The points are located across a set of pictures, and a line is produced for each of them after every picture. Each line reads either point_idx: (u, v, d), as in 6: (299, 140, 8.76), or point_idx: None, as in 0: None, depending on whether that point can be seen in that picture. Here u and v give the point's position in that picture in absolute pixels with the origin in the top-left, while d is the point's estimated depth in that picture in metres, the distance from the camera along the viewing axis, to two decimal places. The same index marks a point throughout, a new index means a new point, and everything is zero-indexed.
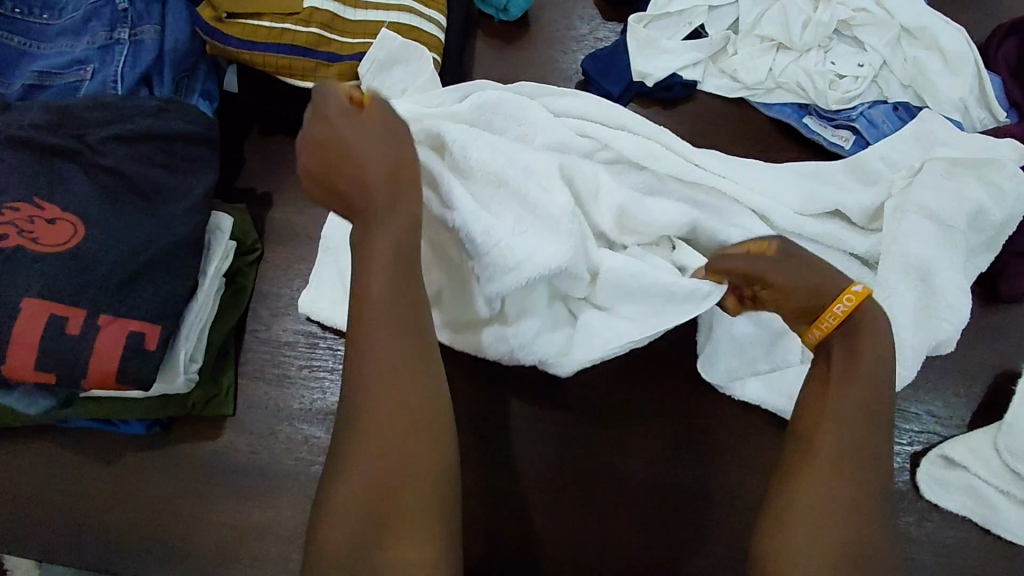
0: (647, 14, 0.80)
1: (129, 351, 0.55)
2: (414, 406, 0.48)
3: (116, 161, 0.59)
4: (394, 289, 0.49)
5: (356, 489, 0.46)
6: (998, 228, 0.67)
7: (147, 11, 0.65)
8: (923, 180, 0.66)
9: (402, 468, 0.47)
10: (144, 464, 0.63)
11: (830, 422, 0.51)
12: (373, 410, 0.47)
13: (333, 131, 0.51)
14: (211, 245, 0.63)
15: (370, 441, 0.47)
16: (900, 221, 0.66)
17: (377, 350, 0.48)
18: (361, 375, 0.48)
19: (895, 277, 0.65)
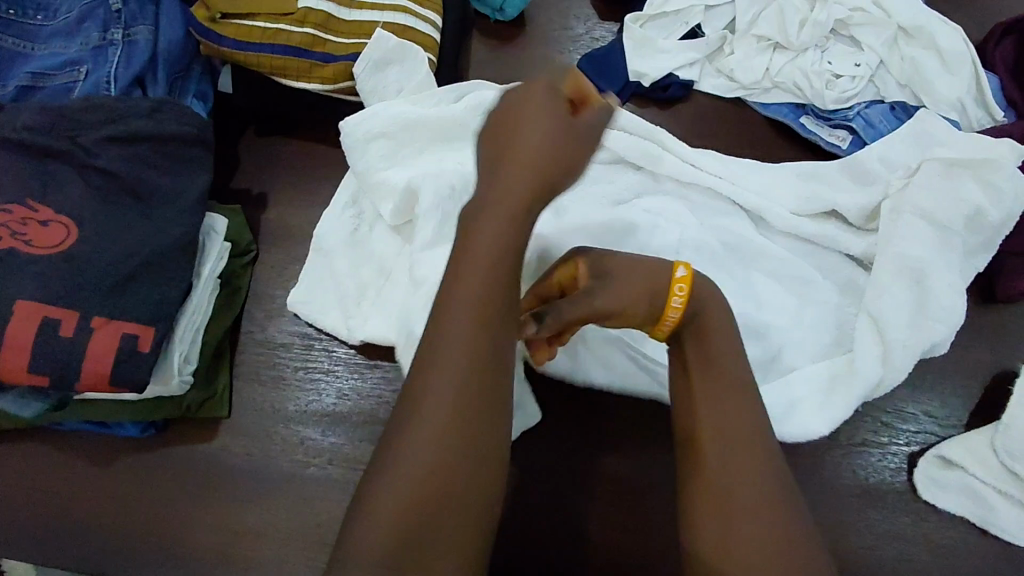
0: (643, 14, 0.80)
1: (123, 354, 0.55)
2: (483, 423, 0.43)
3: (109, 162, 0.58)
4: (490, 292, 0.44)
5: (404, 492, 0.41)
6: (995, 229, 0.66)
7: (141, 12, 0.65)
8: (919, 182, 0.66)
9: (459, 481, 0.42)
10: (140, 466, 0.62)
11: (712, 409, 0.48)
12: (443, 415, 0.42)
13: (527, 117, 0.47)
14: (205, 247, 0.63)
15: (434, 445, 0.42)
16: (897, 221, 0.66)
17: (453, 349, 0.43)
18: (438, 372, 0.43)
19: (891, 278, 0.65)
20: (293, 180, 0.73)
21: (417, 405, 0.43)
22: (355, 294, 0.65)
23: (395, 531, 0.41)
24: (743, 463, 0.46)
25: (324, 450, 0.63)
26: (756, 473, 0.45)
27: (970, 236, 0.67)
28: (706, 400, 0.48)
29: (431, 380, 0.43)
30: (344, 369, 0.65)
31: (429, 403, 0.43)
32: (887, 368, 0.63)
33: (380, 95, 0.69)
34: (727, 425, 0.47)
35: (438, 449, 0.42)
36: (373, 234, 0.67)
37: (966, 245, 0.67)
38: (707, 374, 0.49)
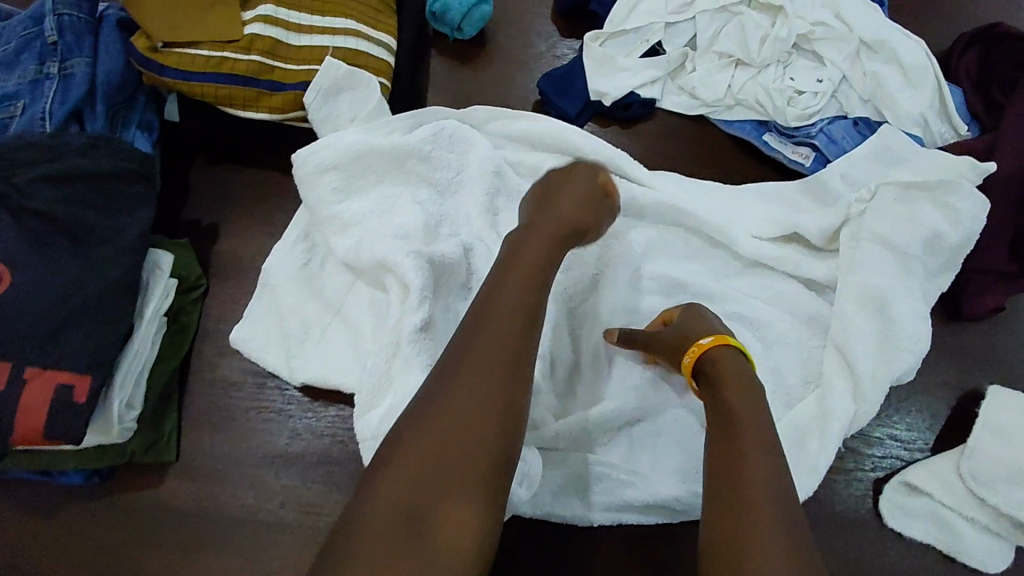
0: (602, 31, 0.78)
1: (58, 405, 0.53)
2: (512, 396, 0.44)
3: (45, 203, 0.56)
4: (530, 286, 0.49)
5: (435, 422, 0.43)
6: (956, 250, 0.66)
7: (78, 44, 0.62)
8: (877, 207, 0.66)
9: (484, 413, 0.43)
10: (86, 515, 0.60)
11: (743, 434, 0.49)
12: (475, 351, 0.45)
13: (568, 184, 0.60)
14: (149, 284, 0.61)
15: (467, 380, 0.44)
16: (854, 248, 0.66)
17: (497, 323, 0.47)
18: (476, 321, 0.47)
19: (852, 304, 0.64)
20: (245, 211, 0.71)
21: (450, 364, 0.45)
22: (310, 334, 0.64)
23: (420, 474, 0.41)
24: (768, 490, 0.45)
25: (277, 492, 0.61)
26: (769, 472, 0.46)
27: (929, 257, 0.66)
28: (735, 442, 0.48)
29: (473, 342, 0.46)
30: (297, 408, 0.64)
31: (469, 361, 0.45)
32: (848, 397, 0.63)
33: (333, 124, 0.67)
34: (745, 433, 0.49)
35: (472, 406, 0.43)
36: (326, 268, 0.66)
37: (926, 269, 0.66)
38: (739, 408, 0.51)
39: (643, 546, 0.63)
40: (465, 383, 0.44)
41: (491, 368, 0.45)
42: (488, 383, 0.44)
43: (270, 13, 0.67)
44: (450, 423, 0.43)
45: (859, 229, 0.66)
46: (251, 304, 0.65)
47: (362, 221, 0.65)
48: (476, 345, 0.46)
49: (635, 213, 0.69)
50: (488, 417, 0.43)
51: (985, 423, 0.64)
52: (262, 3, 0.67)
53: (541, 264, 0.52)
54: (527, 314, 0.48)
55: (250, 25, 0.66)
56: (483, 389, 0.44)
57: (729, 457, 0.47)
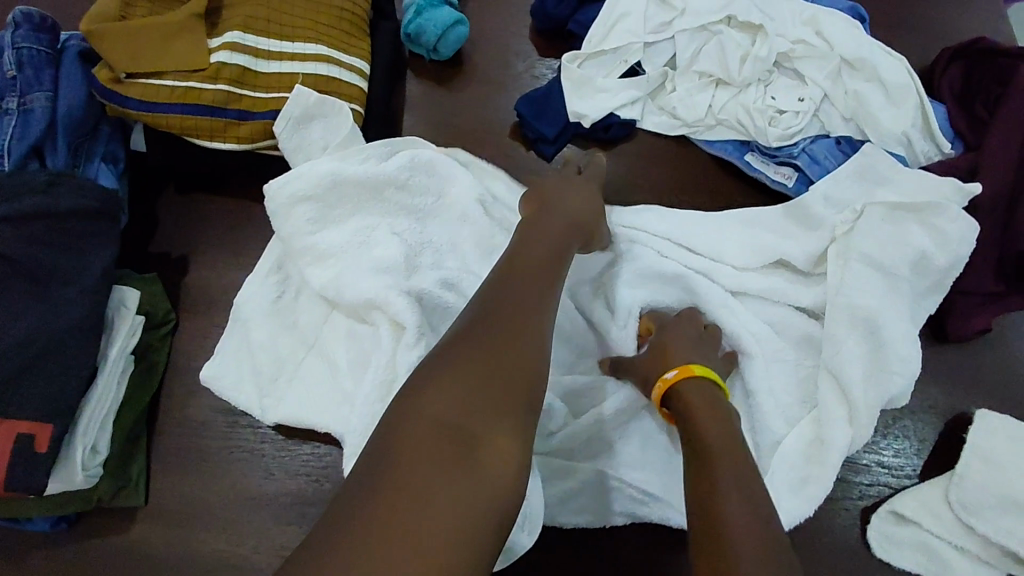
0: (580, 52, 0.77)
1: (18, 456, 0.51)
2: (533, 347, 0.45)
3: (1, 245, 0.54)
4: (542, 271, 0.52)
5: (465, 373, 0.42)
6: (943, 272, 0.65)
7: (38, 77, 0.60)
8: (866, 227, 0.64)
9: (512, 369, 0.44)
10: (52, 564, 0.58)
11: (715, 451, 0.49)
12: (501, 316, 0.46)
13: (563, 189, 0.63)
14: (114, 323, 0.59)
15: (494, 339, 0.45)
16: (842, 267, 0.64)
17: (512, 288, 0.49)
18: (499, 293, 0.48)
19: (841, 331, 0.63)
20: (218, 242, 0.69)
21: (468, 321, 0.46)
22: (283, 370, 0.62)
23: (451, 418, 0.40)
24: (739, 511, 0.44)
25: (251, 535, 0.59)
26: (743, 479, 0.46)
27: (917, 280, 0.65)
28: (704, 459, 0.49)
29: (498, 309, 0.47)
30: (271, 446, 0.62)
31: (496, 322, 0.46)
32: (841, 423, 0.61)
33: (306, 153, 0.66)
34: (716, 447, 0.49)
35: (495, 352, 0.44)
36: (300, 302, 0.64)
37: (916, 292, 0.65)
38: (708, 428, 0.51)
39: None
40: (495, 340, 0.44)
41: (513, 321, 0.46)
42: (517, 344, 0.45)
43: (238, 39, 0.65)
44: (474, 366, 0.43)
45: (850, 249, 0.64)
46: (220, 342, 0.63)
47: (339, 252, 0.62)
48: (495, 304, 0.47)
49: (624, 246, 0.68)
50: (511, 371, 0.43)
51: (973, 449, 0.63)
52: (230, 29, 0.65)
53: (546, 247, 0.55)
54: (540, 284, 0.51)
55: (217, 53, 0.64)
56: (506, 338, 0.45)
57: (701, 470, 0.48)
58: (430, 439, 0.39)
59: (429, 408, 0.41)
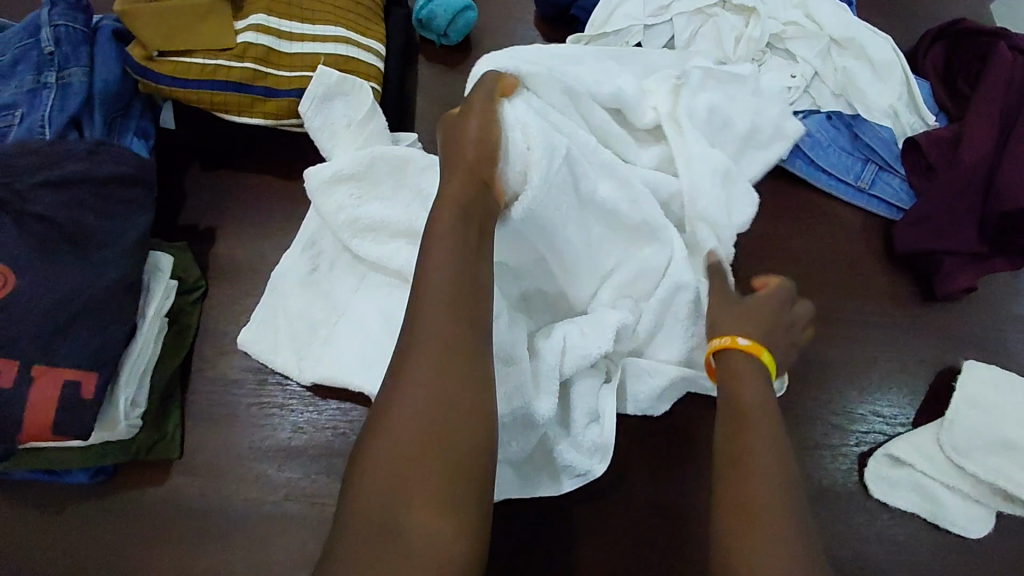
0: (584, 34, 0.81)
1: (64, 403, 0.54)
2: (455, 430, 0.44)
3: (47, 209, 0.57)
4: (457, 280, 0.48)
5: (398, 435, 0.44)
6: (715, 130, 0.71)
7: (74, 53, 0.64)
8: (693, 88, 0.71)
9: (440, 420, 0.44)
10: (92, 513, 0.61)
11: (748, 420, 0.50)
12: (421, 364, 0.46)
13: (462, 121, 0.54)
14: (150, 286, 0.63)
15: (416, 391, 0.45)
16: (692, 122, 0.70)
17: (425, 352, 0.46)
18: (417, 331, 0.47)
19: (702, 168, 0.67)
20: (241, 214, 0.72)
21: (388, 404, 0.45)
22: (310, 331, 0.65)
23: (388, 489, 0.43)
24: (768, 488, 0.46)
25: (281, 484, 0.62)
26: (774, 453, 0.48)
27: (721, 138, 0.72)
28: (739, 425, 0.50)
29: (417, 351, 0.46)
30: (299, 402, 0.65)
31: (418, 368, 0.45)
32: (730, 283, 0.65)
33: (331, 130, 0.69)
34: (750, 415, 0.51)
35: (425, 427, 0.44)
36: (332, 273, 0.68)
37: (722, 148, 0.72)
38: (748, 394, 0.52)
39: (651, 530, 0.63)
40: (418, 390, 0.45)
41: (433, 397, 0.44)
42: (442, 388, 0.45)
43: (262, 22, 0.68)
44: (394, 468, 0.43)
45: (678, 112, 0.70)
46: (256, 308, 0.67)
47: (381, 226, 0.65)
48: (409, 379, 0.45)
49: (517, 121, 0.53)
50: (441, 423, 0.44)
51: (962, 397, 0.67)
52: (255, 12, 0.69)
53: (458, 270, 0.49)
54: (457, 334, 0.47)
55: (243, 34, 0.68)
56: (432, 409, 0.44)
57: (735, 433, 0.50)
58: (369, 516, 0.42)
59: (359, 513, 0.42)
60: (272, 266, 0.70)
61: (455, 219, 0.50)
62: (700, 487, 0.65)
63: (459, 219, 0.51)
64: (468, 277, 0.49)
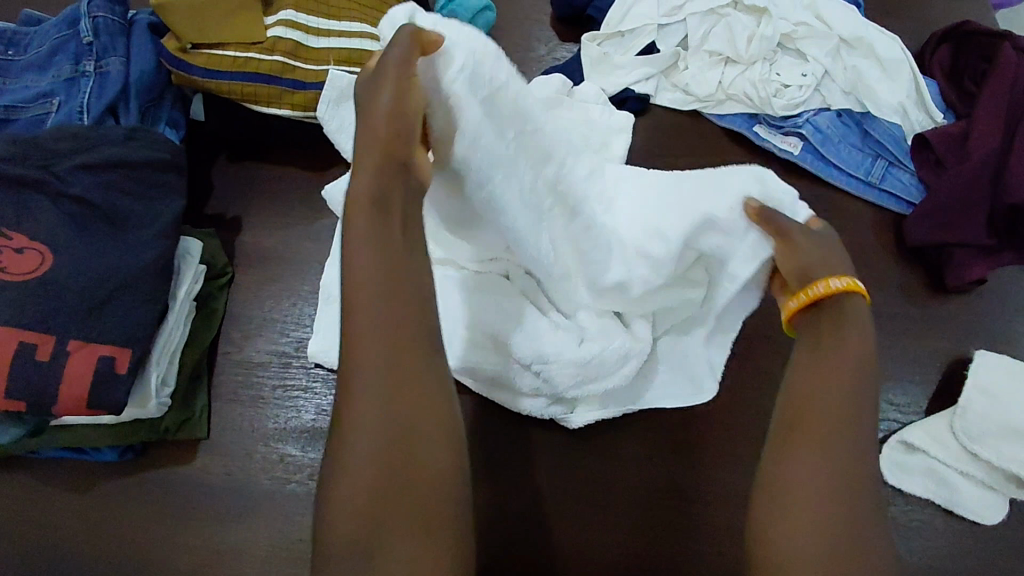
0: (600, 32, 0.83)
1: (99, 376, 0.56)
2: (427, 444, 0.44)
3: (84, 190, 0.59)
4: (393, 282, 0.45)
5: (363, 465, 0.42)
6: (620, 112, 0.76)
7: (112, 44, 0.66)
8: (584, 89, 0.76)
9: (410, 442, 0.43)
10: (118, 491, 0.62)
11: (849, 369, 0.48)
12: (372, 387, 0.43)
13: (378, 103, 0.45)
14: (181, 269, 0.65)
15: (373, 416, 0.43)
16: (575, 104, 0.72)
17: (375, 367, 0.43)
18: (360, 346, 0.44)
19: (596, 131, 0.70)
20: (266, 203, 0.74)
21: (344, 434, 0.43)
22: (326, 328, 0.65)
23: (370, 517, 0.42)
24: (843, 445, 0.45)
25: (304, 465, 0.63)
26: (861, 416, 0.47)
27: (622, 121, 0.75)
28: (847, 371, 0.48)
29: (363, 372, 0.43)
30: (322, 385, 0.66)
31: (371, 393, 0.43)
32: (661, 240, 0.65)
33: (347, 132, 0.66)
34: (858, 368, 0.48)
35: (397, 453, 0.43)
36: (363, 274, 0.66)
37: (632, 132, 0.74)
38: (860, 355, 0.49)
39: (669, 514, 0.63)
40: (376, 416, 0.43)
41: (390, 421, 0.43)
42: (406, 404, 0.44)
43: (292, 17, 0.70)
44: (378, 494, 0.42)
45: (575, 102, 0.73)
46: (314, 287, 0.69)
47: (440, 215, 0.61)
48: (363, 397, 0.43)
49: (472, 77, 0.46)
50: (409, 448, 0.43)
51: (974, 384, 0.68)
52: (284, 8, 0.70)
53: (392, 268, 0.45)
54: (411, 339, 0.45)
55: (273, 28, 0.69)
56: (396, 436, 0.43)
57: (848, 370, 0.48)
58: (351, 539, 0.42)
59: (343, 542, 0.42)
60: (295, 253, 0.72)
61: (376, 210, 0.46)
62: (720, 472, 0.65)
63: (380, 211, 0.46)
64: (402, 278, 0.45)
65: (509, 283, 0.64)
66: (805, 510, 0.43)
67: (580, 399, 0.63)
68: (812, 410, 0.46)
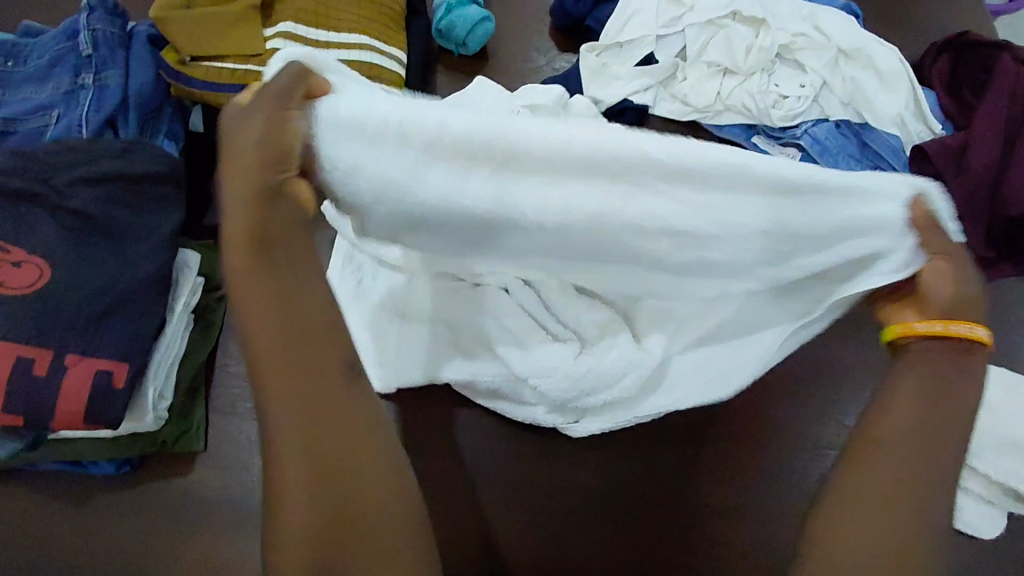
0: (598, 43, 0.84)
1: (96, 391, 0.56)
2: (356, 470, 0.42)
3: (83, 204, 0.59)
4: (293, 317, 0.42)
5: (300, 507, 0.41)
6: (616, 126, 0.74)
7: (111, 56, 0.67)
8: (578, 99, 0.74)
9: (348, 470, 0.42)
10: (114, 504, 0.62)
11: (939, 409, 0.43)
12: (289, 430, 0.41)
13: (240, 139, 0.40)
14: (179, 282, 0.65)
15: (298, 456, 0.41)
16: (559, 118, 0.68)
17: (291, 406, 0.41)
18: (271, 389, 0.41)
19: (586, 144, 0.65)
20: None
21: (275, 476, 0.41)
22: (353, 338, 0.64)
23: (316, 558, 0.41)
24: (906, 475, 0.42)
25: None
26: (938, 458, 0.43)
27: None
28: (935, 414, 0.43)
29: (276, 416, 0.41)
30: None
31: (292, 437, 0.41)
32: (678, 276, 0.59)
33: None
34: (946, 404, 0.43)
35: (331, 488, 0.41)
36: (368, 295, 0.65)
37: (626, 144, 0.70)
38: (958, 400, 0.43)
39: (665, 527, 0.63)
40: (300, 455, 0.41)
41: (316, 458, 0.41)
42: (329, 438, 0.42)
43: (290, 29, 0.70)
44: (322, 532, 0.41)
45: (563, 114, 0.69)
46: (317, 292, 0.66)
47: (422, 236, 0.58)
48: (279, 440, 0.41)
49: (393, 133, 0.37)
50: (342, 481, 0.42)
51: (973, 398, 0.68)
52: (282, 20, 0.71)
53: (288, 303, 0.42)
54: (318, 370, 0.42)
55: (272, 40, 0.70)
56: (327, 474, 0.41)
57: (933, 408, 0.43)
58: None
59: None
60: None
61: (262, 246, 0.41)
62: (716, 482, 0.64)
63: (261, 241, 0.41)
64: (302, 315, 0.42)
65: (507, 295, 0.60)
66: (848, 518, 0.42)
67: (584, 412, 0.62)
68: (887, 424, 0.43)
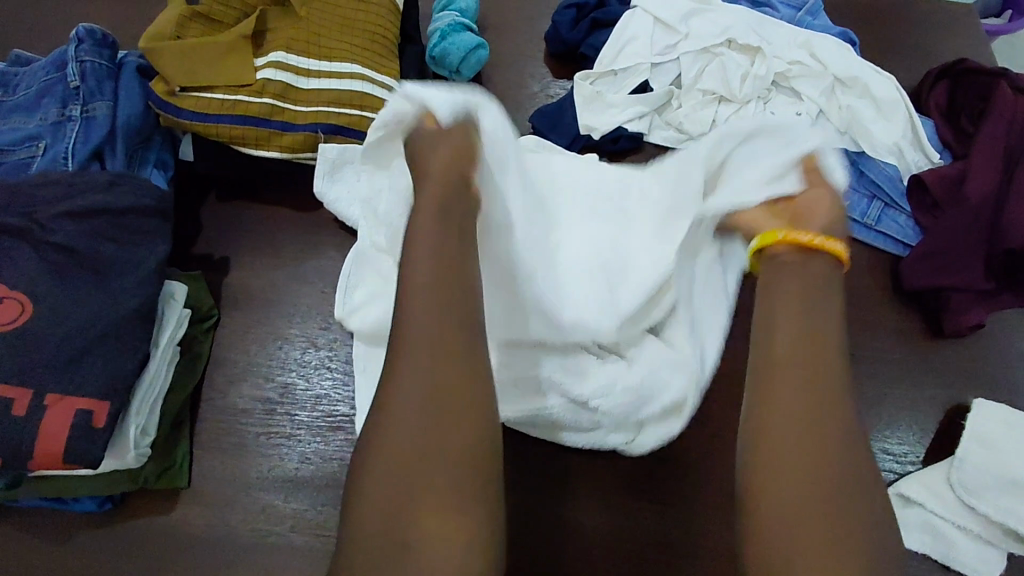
0: (591, 72, 0.83)
1: (77, 430, 0.55)
2: (448, 468, 0.47)
3: (67, 238, 0.59)
4: (447, 321, 0.50)
5: (388, 474, 0.46)
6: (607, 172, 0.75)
7: (99, 88, 0.66)
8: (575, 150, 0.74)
9: (444, 465, 0.47)
10: (95, 542, 0.61)
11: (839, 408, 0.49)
12: (408, 405, 0.48)
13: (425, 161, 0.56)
14: (163, 315, 0.64)
15: (412, 431, 0.47)
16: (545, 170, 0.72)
17: (415, 387, 0.48)
18: (405, 365, 0.49)
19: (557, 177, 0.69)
20: (254, 244, 0.73)
21: (387, 434, 0.47)
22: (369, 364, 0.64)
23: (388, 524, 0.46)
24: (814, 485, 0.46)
25: (286, 516, 0.62)
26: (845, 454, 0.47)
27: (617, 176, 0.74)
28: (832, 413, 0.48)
29: (404, 386, 0.48)
30: (307, 432, 0.65)
31: (415, 413, 0.47)
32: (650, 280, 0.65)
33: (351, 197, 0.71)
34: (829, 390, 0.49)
35: (425, 474, 0.46)
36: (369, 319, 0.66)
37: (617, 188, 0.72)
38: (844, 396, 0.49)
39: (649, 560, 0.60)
40: (412, 431, 0.47)
41: (426, 438, 0.47)
42: (444, 431, 0.47)
43: (281, 59, 0.70)
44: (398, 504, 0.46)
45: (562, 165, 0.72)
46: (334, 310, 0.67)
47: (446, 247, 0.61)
48: (396, 408, 0.48)
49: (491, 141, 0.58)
50: (434, 469, 0.46)
51: (971, 434, 0.67)
52: (273, 50, 0.70)
53: (445, 310, 0.50)
54: (454, 372, 0.49)
55: (262, 71, 0.69)
56: (425, 459, 0.46)
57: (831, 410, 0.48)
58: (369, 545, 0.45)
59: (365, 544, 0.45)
60: (281, 295, 0.71)
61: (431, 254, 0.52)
62: (714, 518, 0.62)
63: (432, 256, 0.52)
64: (455, 323, 0.50)
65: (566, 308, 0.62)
66: (786, 514, 0.46)
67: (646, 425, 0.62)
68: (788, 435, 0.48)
